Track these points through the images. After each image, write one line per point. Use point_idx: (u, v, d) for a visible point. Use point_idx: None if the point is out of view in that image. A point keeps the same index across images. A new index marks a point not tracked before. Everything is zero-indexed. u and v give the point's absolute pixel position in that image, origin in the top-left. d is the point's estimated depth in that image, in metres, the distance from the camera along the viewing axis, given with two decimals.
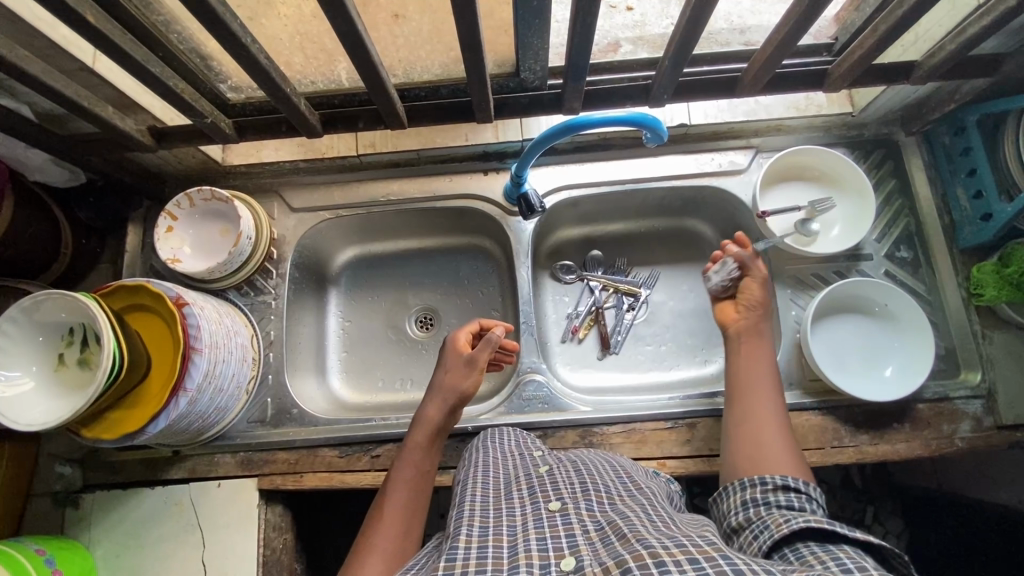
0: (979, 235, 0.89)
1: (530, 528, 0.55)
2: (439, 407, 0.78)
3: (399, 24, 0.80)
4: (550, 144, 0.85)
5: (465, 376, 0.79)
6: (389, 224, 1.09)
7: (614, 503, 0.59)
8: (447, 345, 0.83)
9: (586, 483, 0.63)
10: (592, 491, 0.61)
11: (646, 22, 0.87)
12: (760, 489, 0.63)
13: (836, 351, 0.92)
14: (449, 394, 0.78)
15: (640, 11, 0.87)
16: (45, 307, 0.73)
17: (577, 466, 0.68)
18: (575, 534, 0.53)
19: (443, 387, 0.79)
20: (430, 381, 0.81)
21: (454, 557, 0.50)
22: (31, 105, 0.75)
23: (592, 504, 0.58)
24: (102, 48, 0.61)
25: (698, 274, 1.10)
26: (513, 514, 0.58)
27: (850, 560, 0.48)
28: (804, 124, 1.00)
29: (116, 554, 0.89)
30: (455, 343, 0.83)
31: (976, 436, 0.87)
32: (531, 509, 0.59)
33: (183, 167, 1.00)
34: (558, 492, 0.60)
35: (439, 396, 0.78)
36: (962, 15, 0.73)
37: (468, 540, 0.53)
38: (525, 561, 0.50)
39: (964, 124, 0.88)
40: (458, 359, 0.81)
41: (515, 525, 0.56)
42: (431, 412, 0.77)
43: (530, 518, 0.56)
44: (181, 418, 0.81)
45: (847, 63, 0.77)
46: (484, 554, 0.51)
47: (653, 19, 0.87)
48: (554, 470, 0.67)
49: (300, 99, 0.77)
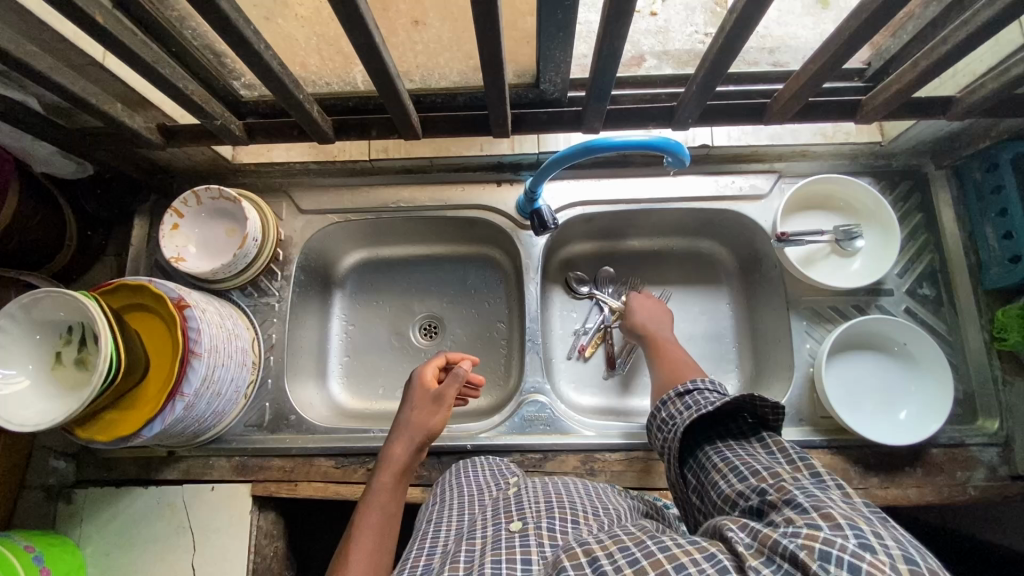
0: (1009, 277, 0.86)
1: (488, 551, 0.53)
2: (405, 445, 0.77)
3: (418, 30, 0.78)
4: (569, 163, 0.83)
5: (428, 411, 0.80)
6: (397, 230, 1.07)
7: (577, 523, 0.58)
8: (414, 380, 0.83)
9: (551, 501, 0.61)
10: (557, 509, 0.59)
11: (670, 28, 0.83)
12: (668, 405, 0.67)
13: (851, 390, 0.89)
14: (415, 434, 0.78)
15: (664, 16, 0.83)
16: (44, 303, 0.71)
17: (546, 486, 0.66)
18: (532, 561, 0.51)
19: (407, 427, 0.79)
20: (396, 420, 0.81)
21: None
22: (38, 96, 0.73)
23: (555, 522, 0.57)
24: (111, 47, 0.59)
25: (711, 297, 1.07)
26: (476, 539, 0.57)
27: (744, 466, 0.55)
28: (830, 151, 0.97)
29: (105, 553, 0.88)
30: (420, 379, 0.83)
31: (990, 485, 0.84)
32: (493, 531, 0.57)
33: (192, 163, 0.99)
34: (523, 514, 0.59)
35: (405, 436, 0.78)
36: (1008, 53, 0.70)
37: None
38: None
39: (998, 161, 0.86)
40: (424, 395, 0.81)
41: (474, 550, 0.54)
42: (397, 452, 0.77)
43: (490, 541, 0.55)
44: (177, 422, 0.80)
45: (883, 96, 0.74)
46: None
47: (677, 25, 0.83)
48: (522, 492, 0.65)
49: (312, 105, 0.75)
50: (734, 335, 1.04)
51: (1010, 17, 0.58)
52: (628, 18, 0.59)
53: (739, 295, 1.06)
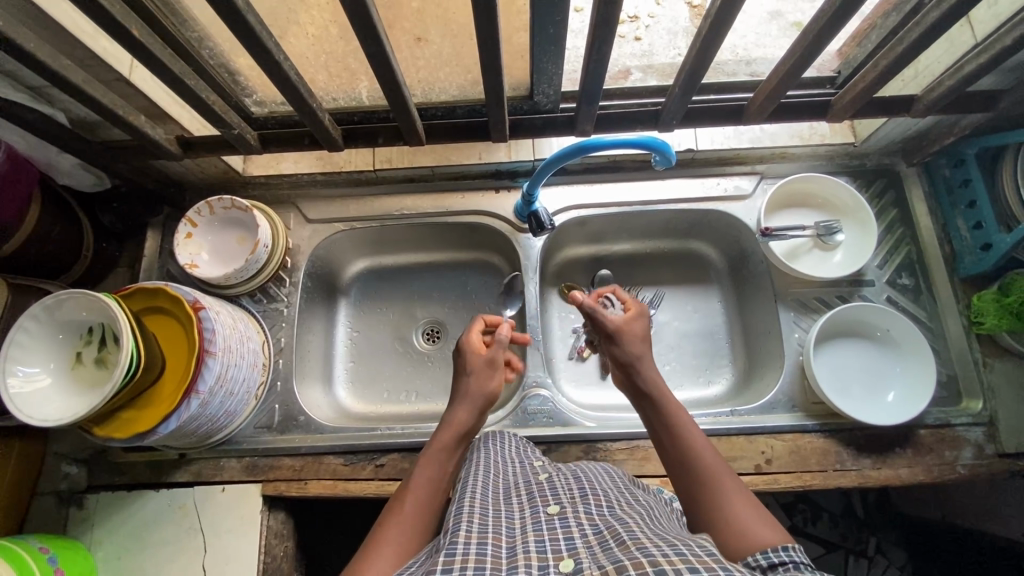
0: (979, 265, 0.92)
1: (529, 531, 0.54)
2: (468, 410, 0.75)
3: (421, 46, 0.85)
4: (562, 164, 0.88)
5: (489, 377, 0.80)
6: (401, 238, 1.12)
7: (612, 506, 0.58)
8: (463, 346, 0.82)
9: (584, 488, 0.62)
10: (591, 495, 0.60)
11: (654, 51, 0.93)
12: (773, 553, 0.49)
13: (840, 376, 0.93)
14: (476, 398, 0.76)
15: (648, 41, 0.92)
16: (66, 306, 0.75)
17: (576, 473, 0.67)
18: (573, 538, 0.51)
19: (468, 391, 0.77)
20: (456, 385, 0.79)
21: (452, 553, 0.49)
22: (66, 111, 0.79)
23: (591, 507, 0.57)
24: (142, 59, 0.65)
25: (703, 295, 1.11)
26: (511, 517, 0.57)
27: None
28: (807, 152, 1.03)
29: (117, 556, 0.89)
30: (471, 344, 0.82)
31: (979, 463, 0.88)
32: (529, 513, 0.57)
33: (204, 177, 1.04)
34: (557, 498, 0.60)
35: (467, 401, 0.76)
36: (960, 53, 0.77)
37: (467, 536, 0.52)
38: (523, 562, 0.48)
39: (964, 157, 0.92)
40: (481, 358, 0.81)
41: (513, 527, 0.55)
42: (460, 416, 0.74)
43: (528, 522, 0.55)
44: (192, 420, 0.83)
45: (849, 95, 0.80)
46: (482, 552, 0.49)
47: (661, 48, 0.92)
48: (553, 478, 0.66)
49: (324, 113, 0.81)
50: (727, 331, 1.08)
51: (952, 18, 0.65)
52: (614, 26, 0.65)
53: (729, 293, 1.10)
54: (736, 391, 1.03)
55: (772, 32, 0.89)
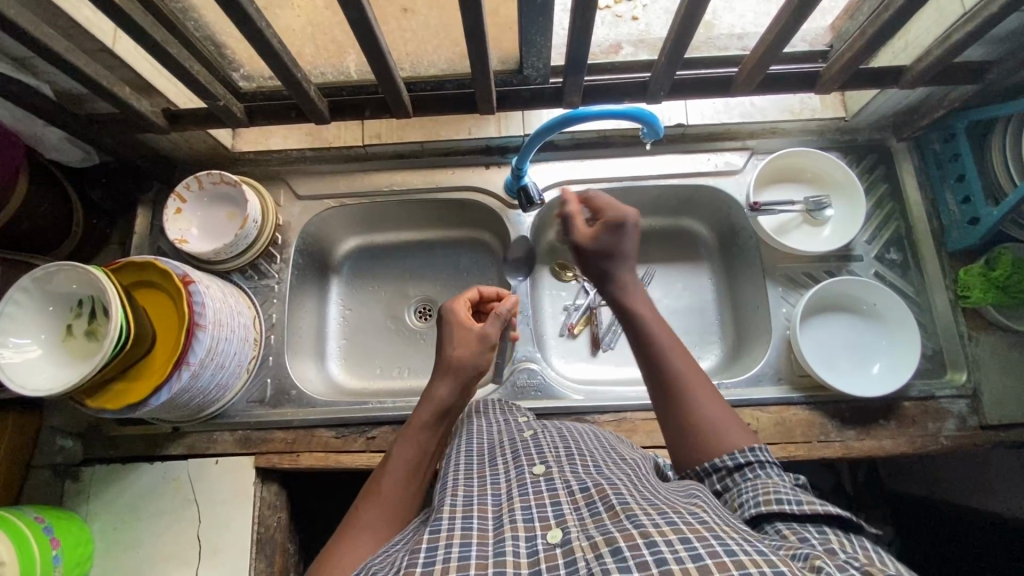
0: (966, 239, 0.92)
1: (515, 496, 0.53)
2: (450, 386, 0.71)
3: (407, 18, 0.83)
4: (549, 137, 0.88)
5: (472, 348, 0.74)
6: (392, 215, 1.12)
7: (599, 468, 0.58)
8: (448, 319, 0.77)
9: (570, 447, 0.62)
10: (577, 456, 0.60)
11: (650, 30, 0.92)
12: (743, 456, 0.60)
13: (826, 350, 0.94)
14: (457, 371, 0.72)
15: (646, 21, 0.91)
16: (55, 279, 0.75)
17: (562, 432, 0.67)
18: (561, 503, 0.52)
19: (450, 365, 0.72)
20: (439, 359, 0.74)
21: (437, 529, 0.49)
22: (51, 83, 0.79)
23: (577, 468, 0.58)
24: (124, 27, 0.66)
25: (694, 272, 1.12)
26: (496, 482, 0.57)
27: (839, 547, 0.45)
28: (799, 127, 1.03)
29: (113, 528, 0.91)
30: (458, 317, 0.77)
31: (961, 434, 0.89)
32: (515, 474, 0.57)
33: (194, 153, 1.04)
34: (543, 457, 0.59)
35: (451, 377, 0.71)
36: (948, 23, 0.77)
37: (451, 511, 0.52)
38: (510, 533, 0.48)
39: (954, 131, 0.92)
40: (467, 333, 0.75)
41: (500, 493, 0.55)
42: (441, 392, 0.70)
43: (515, 485, 0.55)
44: (182, 392, 0.83)
45: (838, 65, 0.80)
46: (469, 525, 0.50)
47: (658, 27, 0.92)
48: (539, 435, 0.65)
49: (310, 85, 0.80)
50: (716, 307, 1.09)
51: None
52: None
53: (719, 269, 1.11)
54: (725, 367, 1.04)
55: (771, 11, 0.87)
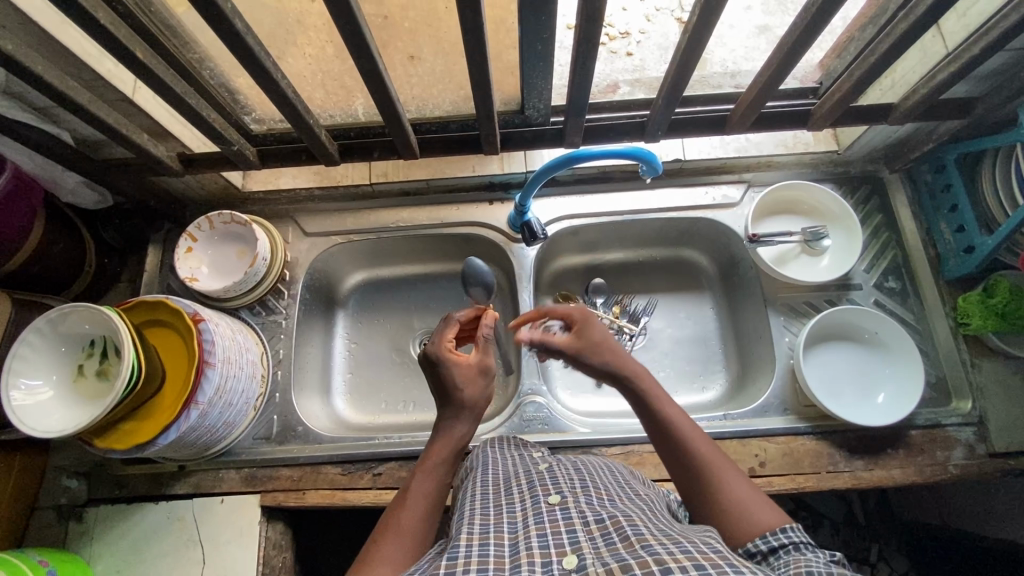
0: (962, 267, 0.94)
1: (531, 524, 0.53)
2: (464, 422, 0.71)
3: (413, 64, 0.90)
4: (551, 175, 0.91)
5: (479, 384, 0.72)
6: (398, 250, 1.14)
7: (613, 500, 0.59)
8: (442, 361, 0.71)
9: (585, 480, 0.63)
10: (592, 488, 0.61)
11: (645, 66, 0.97)
12: (781, 539, 0.56)
13: (831, 379, 0.95)
14: (471, 408, 0.71)
15: (639, 57, 0.98)
16: (69, 319, 0.76)
17: (577, 465, 0.68)
18: (576, 530, 0.52)
19: (463, 403, 0.71)
20: (443, 397, 0.71)
21: (454, 556, 0.49)
22: (71, 130, 0.82)
23: (591, 499, 0.58)
24: (146, 80, 0.69)
25: (696, 302, 1.13)
26: (512, 511, 0.57)
27: None
28: (793, 161, 1.06)
29: (115, 570, 0.89)
30: (449, 356, 0.72)
31: (969, 463, 0.89)
32: (531, 503, 0.57)
33: (205, 193, 1.07)
34: (558, 487, 0.59)
35: (467, 414, 0.71)
36: (934, 62, 0.80)
37: (468, 539, 0.52)
38: (526, 560, 0.48)
39: (944, 163, 0.95)
40: (467, 368, 0.72)
41: (515, 522, 0.55)
42: (454, 429, 0.70)
43: (530, 514, 0.55)
44: (191, 430, 0.83)
45: (828, 104, 0.84)
46: (485, 553, 0.50)
47: (652, 64, 0.97)
48: (554, 468, 0.66)
49: (322, 130, 0.83)
50: (720, 336, 1.10)
51: (922, 28, 0.68)
52: (595, 42, 0.68)
53: (720, 298, 1.12)
54: (732, 397, 1.04)
55: (760, 45, 0.94)
